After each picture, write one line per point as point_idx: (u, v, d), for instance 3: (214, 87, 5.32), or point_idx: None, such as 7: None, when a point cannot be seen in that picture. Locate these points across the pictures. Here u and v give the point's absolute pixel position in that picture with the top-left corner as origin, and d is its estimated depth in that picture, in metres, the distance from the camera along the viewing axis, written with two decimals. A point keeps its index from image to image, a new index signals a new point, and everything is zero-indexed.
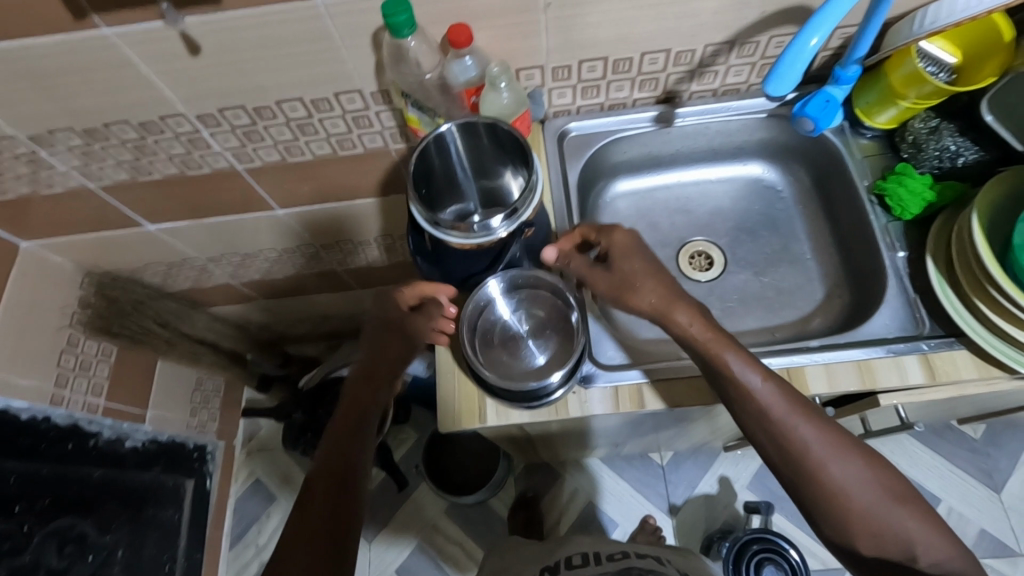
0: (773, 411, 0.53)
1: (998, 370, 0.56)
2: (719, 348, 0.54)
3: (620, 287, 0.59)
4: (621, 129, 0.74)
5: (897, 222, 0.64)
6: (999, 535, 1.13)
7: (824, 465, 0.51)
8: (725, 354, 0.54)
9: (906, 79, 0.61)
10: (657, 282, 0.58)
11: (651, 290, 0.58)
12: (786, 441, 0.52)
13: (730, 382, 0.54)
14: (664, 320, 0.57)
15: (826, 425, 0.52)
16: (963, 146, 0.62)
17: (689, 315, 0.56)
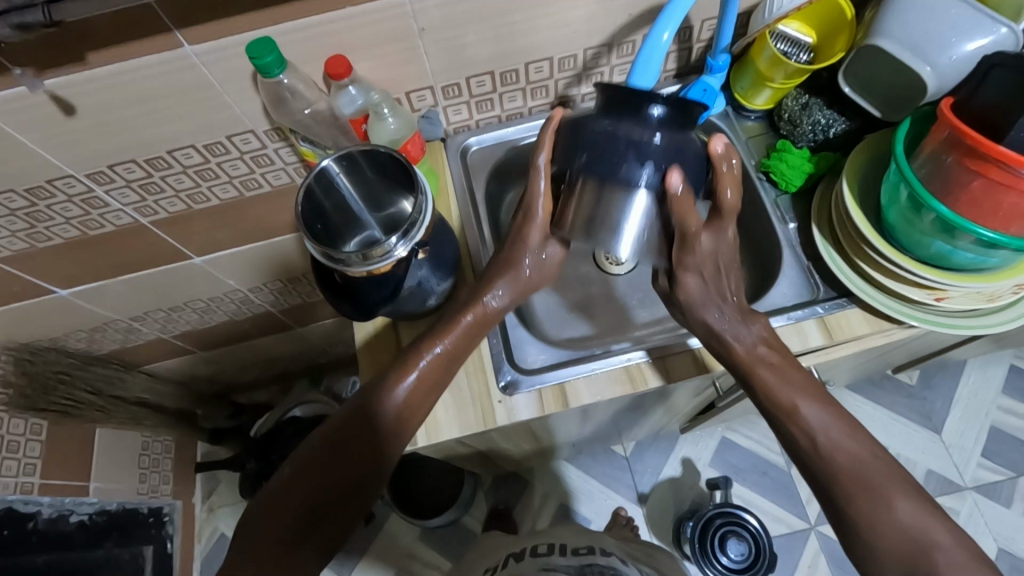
0: (827, 433, 0.53)
1: (888, 322, 0.60)
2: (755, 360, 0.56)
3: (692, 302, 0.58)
4: (521, 138, 0.75)
5: (785, 195, 0.68)
6: (945, 473, 1.19)
7: (883, 495, 0.50)
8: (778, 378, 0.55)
9: (770, 62, 0.64)
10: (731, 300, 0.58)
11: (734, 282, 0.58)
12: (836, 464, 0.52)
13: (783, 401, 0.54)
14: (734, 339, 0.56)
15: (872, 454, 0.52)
16: (834, 118, 0.65)
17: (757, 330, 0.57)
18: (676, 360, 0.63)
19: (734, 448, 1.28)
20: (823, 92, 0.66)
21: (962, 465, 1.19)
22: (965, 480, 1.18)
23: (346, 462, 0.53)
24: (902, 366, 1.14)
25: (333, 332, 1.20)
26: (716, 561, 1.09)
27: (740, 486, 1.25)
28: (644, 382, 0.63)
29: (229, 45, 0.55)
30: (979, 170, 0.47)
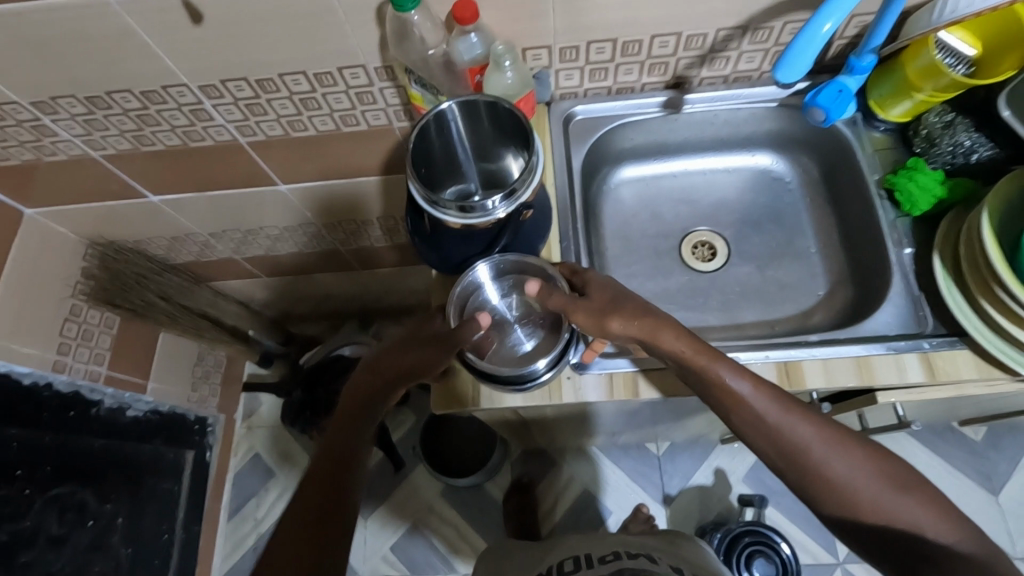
0: (768, 415, 0.53)
1: (1000, 371, 0.55)
2: (708, 363, 0.54)
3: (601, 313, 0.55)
4: (628, 114, 0.72)
5: (905, 218, 0.63)
6: (995, 537, 1.12)
7: (826, 460, 0.51)
8: (714, 366, 0.54)
9: (924, 70, 0.59)
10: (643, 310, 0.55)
11: (626, 322, 0.55)
12: (783, 441, 0.53)
13: (721, 392, 0.54)
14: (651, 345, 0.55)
15: (821, 425, 0.52)
16: (978, 143, 0.61)
17: (675, 336, 0.54)
18: None
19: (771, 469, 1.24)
20: (969, 113, 0.62)
21: (1016, 533, 1.12)
22: (1015, 549, 1.11)
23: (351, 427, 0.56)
24: (974, 420, 1.07)
25: (393, 280, 1.21)
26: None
27: (771, 508, 1.21)
28: None
29: None
30: None
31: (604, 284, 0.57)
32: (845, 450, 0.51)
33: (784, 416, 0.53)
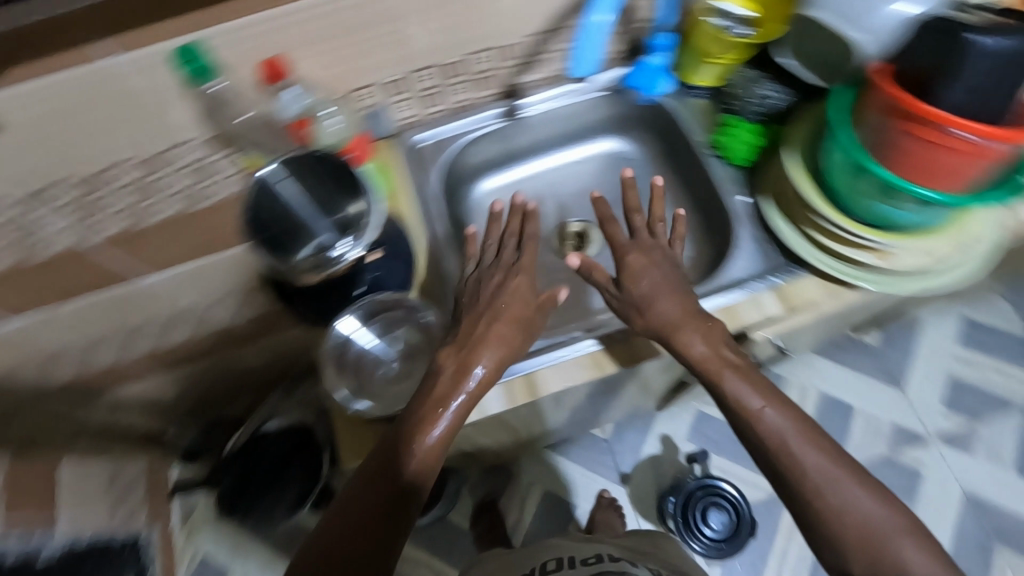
0: (782, 435, 0.54)
1: (841, 286, 0.62)
2: (722, 371, 0.57)
3: (643, 301, 0.61)
4: (471, 131, 0.75)
5: (735, 169, 0.69)
6: (909, 426, 1.24)
7: (836, 490, 0.51)
8: (724, 374, 0.56)
9: (709, 38, 0.66)
10: (679, 297, 0.60)
11: (671, 303, 0.59)
12: (792, 468, 0.53)
13: (735, 400, 0.56)
14: (671, 343, 0.58)
15: (834, 456, 0.53)
16: (777, 92, 0.67)
17: (699, 340, 0.57)
18: (641, 340, 0.64)
19: (710, 421, 1.30)
20: (766, 68, 0.69)
21: (925, 417, 1.24)
22: (927, 431, 1.23)
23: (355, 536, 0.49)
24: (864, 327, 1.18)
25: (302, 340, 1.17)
26: (704, 540, 1.16)
27: (718, 458, 1.27)
28: (611, 364, 0.63)
29: (155, 54, 0.53)
30: (911, 130, 0.48)
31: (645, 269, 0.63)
32: (854, 482, 0.51)
33: (796, 438, 0.54)
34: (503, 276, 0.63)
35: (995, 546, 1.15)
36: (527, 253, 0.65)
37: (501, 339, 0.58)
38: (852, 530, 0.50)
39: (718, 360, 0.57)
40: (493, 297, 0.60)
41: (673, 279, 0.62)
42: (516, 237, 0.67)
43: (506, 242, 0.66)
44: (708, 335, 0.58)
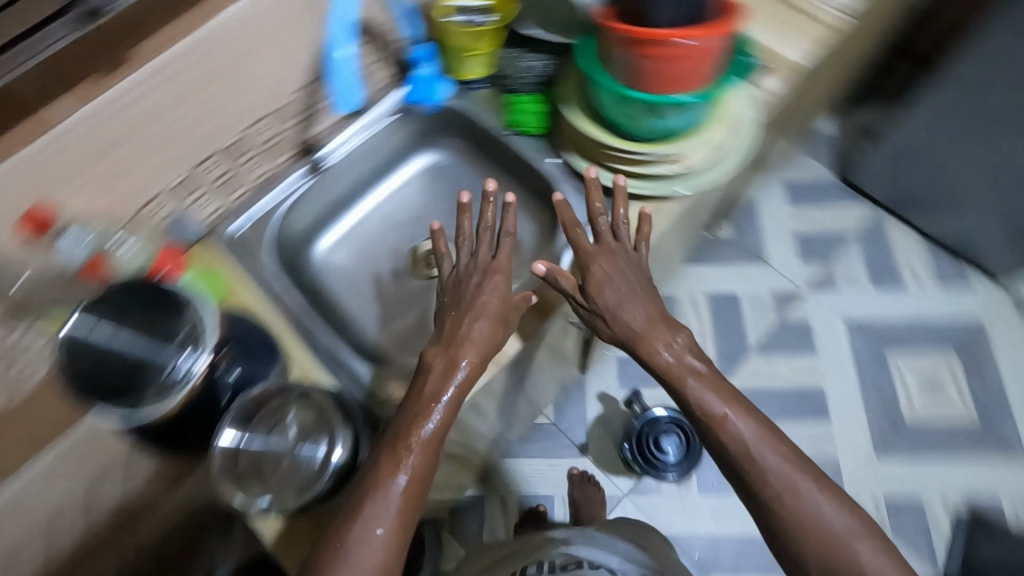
0: (746, 438, 0.57)
1: (658, 200, 0.68)
2: (685, 377, 0.60)
3: (614, 305, 0.62)
4: (283, 199, 0.72)
5: (536, 139, 0.74)
6: (783, 288, 1.39)
7: (798, 496, 0.54)
8: (688, 379, 0.60)
9: (459, 37, 0.72)
10: (646, 304, 0.63)
11: (637, 310, 0.63)
12: (753, 476, 0.56)
13: (699, 404, 0.59)
14: (637, 349, 0.62)
15: (796, 462, 0.56)
16: (540, 60, 0.74)
17: (666, 351, 0.61)
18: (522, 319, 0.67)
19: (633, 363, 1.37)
20: (521, 43, 0.75)
21: (791, 274, 1.40)
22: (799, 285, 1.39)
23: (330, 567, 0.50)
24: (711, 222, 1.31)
25: None
26: (673, 470, 1.25)
27: (652, 390, 1.35)
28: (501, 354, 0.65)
29: None
30: (646, 53, 0.55)
31: (613, 273, 0.63)
32: (815, 486, 0.55)
33: (758, 442, 0.56)
34: (484, 279, 0.64)
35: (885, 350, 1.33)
36: (502, 250, 0.66)
37: (485, 325, 0.61)
38: (808, 526, 0.53)
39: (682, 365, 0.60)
40: (481, 296, 0.62)
41: (637, 278, 0.64)
42: (491, 231, 0.67)
43: (482, 240, 0.67)
44: (673, 344, 0.62)
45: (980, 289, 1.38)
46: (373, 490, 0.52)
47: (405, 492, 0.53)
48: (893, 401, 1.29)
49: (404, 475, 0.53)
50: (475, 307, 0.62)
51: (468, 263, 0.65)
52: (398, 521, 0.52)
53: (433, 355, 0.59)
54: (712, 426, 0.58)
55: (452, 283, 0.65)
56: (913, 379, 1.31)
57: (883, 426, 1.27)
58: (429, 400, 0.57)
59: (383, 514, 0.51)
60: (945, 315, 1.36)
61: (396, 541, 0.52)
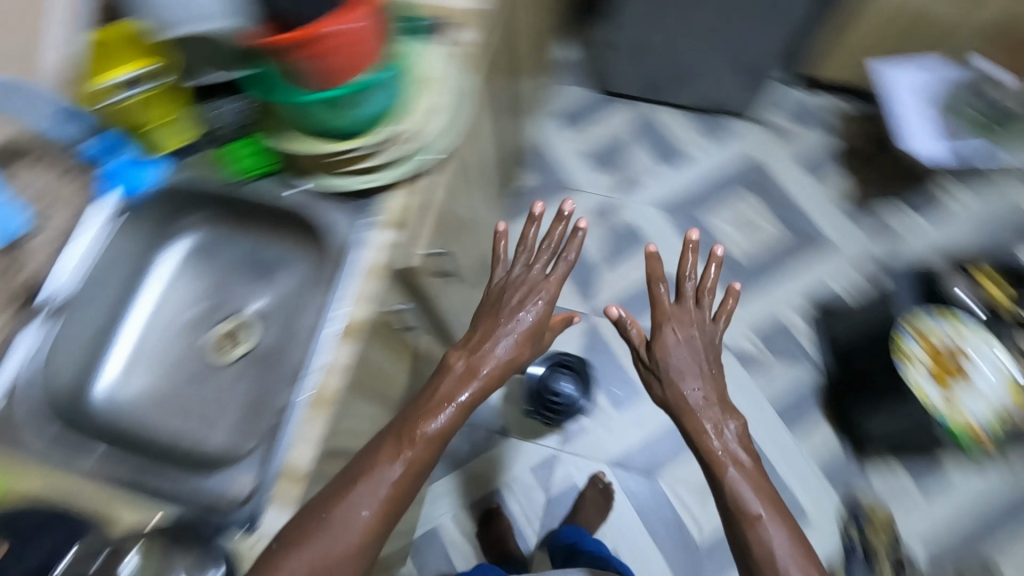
0: (775, 544, 0.71)
1: (411, 180, 0.69)
2: (721, 463, 0.77)
3: (669, 375, 0.84)
4: (26, 362, 0.64)
5: (271, 176, 0.71)
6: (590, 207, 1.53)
7: None
8: (726, 471, 0.77)
9: (126, 112, 0.67)
10: (709, 386, 0.83)
11: (690, 388, 0.83)
12: (755, 553, 0.71)
13: (738, 503, 0.74)
14: (683, 415, 0.82)
15: (798, 547, 0.71)
16: (235, 102, 0.71)
17: (716, 439, 0.79)
18: (339, 351, 0.63)
19: None
20: (212, 93, 0.72)
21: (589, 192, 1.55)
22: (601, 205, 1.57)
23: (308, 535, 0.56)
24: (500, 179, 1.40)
25: None
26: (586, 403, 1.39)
27: None
28: (332, 395, 0.61)
29: None
30: (308, 55, 0.56)
31: (679, 358, 0.85)
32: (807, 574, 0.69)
33: (783, 547, 0.71)
34: (529, 290, 0.76)
35: (699, 215, 1.59)
36: (556, 271, 0.77)
37: (507, 345, 0.73)
38: None
39: (748, 467, 0.78)
40: (518, 297, 0.76)
41: (699, 361, 0.85)
42: (552, 249, 0.78)
43: (541, 252, 0.79)
44: (718, 431, 0.80)
45: (739, 134, 1.67)
46: (369, 479, 0.60)
47: (397, 482, 0.61)
48: (723, 251, 1.54)
49: (399, 463, 0.62)
50: (501, 310, 0.75)
51: (519, 274, 0.77)
52: (387, 506, 0.60)
53: (458, 356, 0.72)
54: (749, 524, 0.73)
55: (502, 287, 0.77)
56: (728, 226, 1.57)
57: (724, 272, 1.52)
58: (448, 394, 0.68)
59: (376, 495, 0.60)
60: (725, 167, 1.63)
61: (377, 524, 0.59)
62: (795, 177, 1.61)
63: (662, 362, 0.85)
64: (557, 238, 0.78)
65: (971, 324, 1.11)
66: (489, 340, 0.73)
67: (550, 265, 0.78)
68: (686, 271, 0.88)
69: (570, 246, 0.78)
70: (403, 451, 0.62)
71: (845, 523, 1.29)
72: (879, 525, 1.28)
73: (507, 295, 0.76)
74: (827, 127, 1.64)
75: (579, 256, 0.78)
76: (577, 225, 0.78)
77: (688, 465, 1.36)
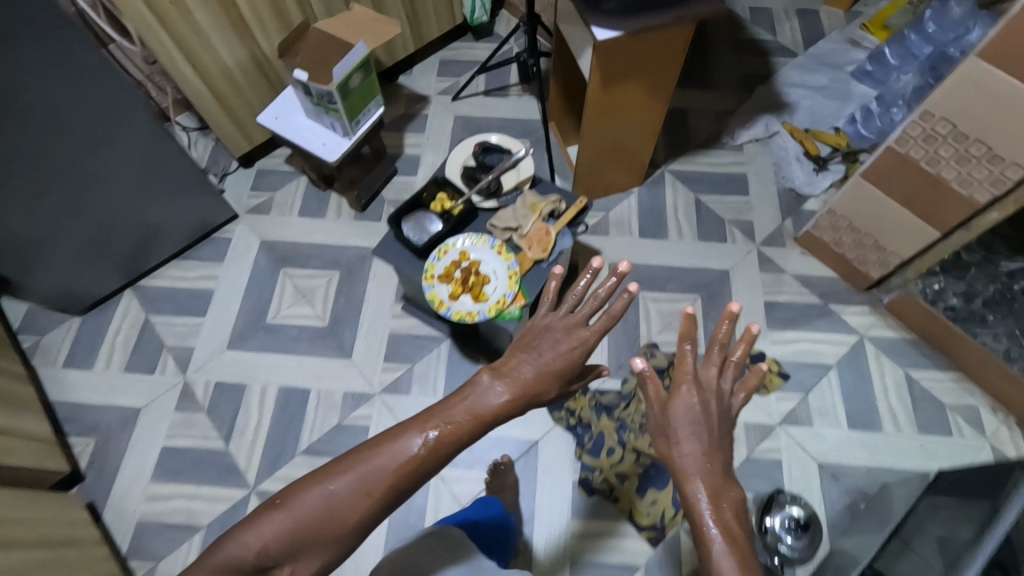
0: None
1: None
2: (710, 544, 0.67)
3: (666, 428, 0.76)
4: None
5: None
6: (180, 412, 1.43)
7: None
8: (714, 557, 0.67)
9: None
10: (716, 455, 0.74)
11: (692, 456, 0.73)
12: None
13: None
14: (687, 483, 0.72)
15: None
16: None
17: (724, 515, 0.69)
18: None
19: None
20: None
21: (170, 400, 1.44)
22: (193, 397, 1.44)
23: (316, 519, 0.68)
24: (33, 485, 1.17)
25: None
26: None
27: None
28: None
29: None
30: None
31: (685, 410, 0.76)
32: None
33: None
34: (564, 335, 0.84)
35: (263, 322, 1.53)
36: (599, 321, 0.84)
37: (530, 371, 0.81)
38: None
39: (739, 543, 0.68)
40: (550, 335, 0.84)
41: (707, 425, 0.75)
42: (590, 298, 0.86)
43: (573, 300, 0.87)
44: (722, 512, 0.70)
45: (236, 236, 1.66)
46: (391, 459, 0.71)
47: (408, 459, 0.71)
48: (307, 329, 1.52)
49: (415, 444, 0.72)
50: (541, 350, 0.83)
51: (565, 319, 0.85)
52: (384, 494, 0.70)
53: (489, 374, 0.80)
54: None
55: (539, 328, 0.86)
56: (293, 308, 1.55)
57: (323, 342, 1.51)
58: (473, 405, 0.77)
59: (385, 468, 0.71)
60: (248, 267, 1.61)
61: (369, 510, 0.69)
62: (305, 227, 1.66)
63: (666, 412, 0.76)
64: (604, 293, 0.87)
65: (460, 240, 1.21)
66: (561, 363, 0.82)
67: (588, 313, 0.85)
68: (719, 338, 0.82)
69: (617, 305, 0.85)
70: (425, 433, 0.73)
71: (557, 416, 1.41)
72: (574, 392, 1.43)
73: (542, 333, 0.85)
74: (292, 176, 1.73)
75: (621, 308, 0.84)
76: (626, 291, 0.85)
77: (439, 506, 1.33)
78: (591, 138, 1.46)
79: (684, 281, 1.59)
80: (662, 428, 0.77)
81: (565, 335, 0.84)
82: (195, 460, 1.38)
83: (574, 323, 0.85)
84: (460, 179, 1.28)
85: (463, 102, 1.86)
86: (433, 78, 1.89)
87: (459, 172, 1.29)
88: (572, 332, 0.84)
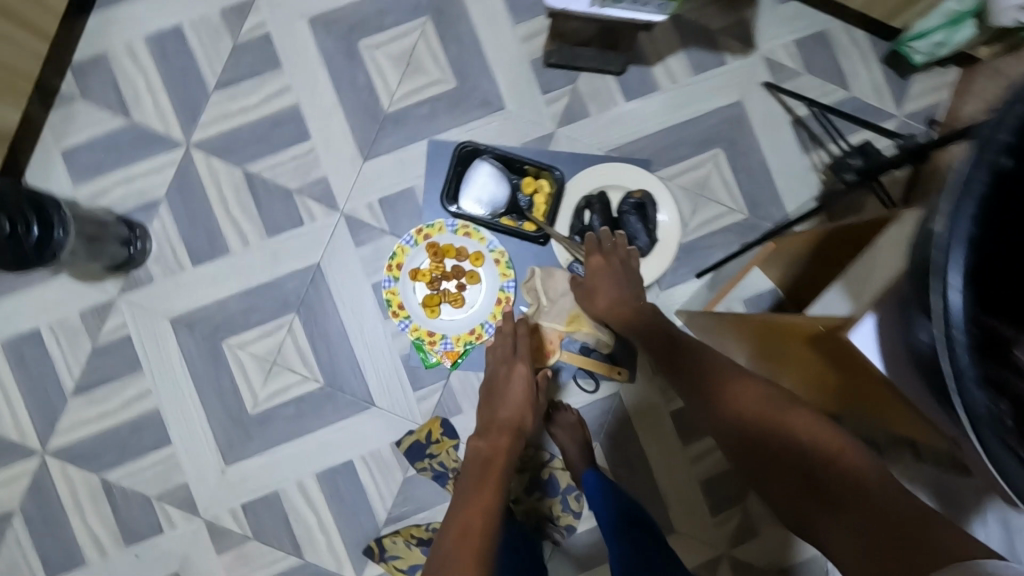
0: (731, 374, 0.87)
1: None
2: (646, 326, 1.03)
3: (590, 291, 1.11)
4: None
5: None
6: (221, 19, 1.23)
7: (793, 429, 0.76)
8: (649, 327, 1.02)
9: None
10: (630, 289, 1.09)
11: (608, 292, 1.09)
12: (712, 388, 0.87)
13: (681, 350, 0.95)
14: (614, 311, 1.07)
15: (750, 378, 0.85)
16: None
17: (644, 310, 1.05)
18: None
19: (79, 151, 1.21)
20: None
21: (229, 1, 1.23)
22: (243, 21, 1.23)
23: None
24: None
25: None
26: (134, 246, 1.19)
27: (97, 176, 1.21)
28: None
29: None
30: None
31: (598, 271, 1.10)
32: (783, 402, 0.79)
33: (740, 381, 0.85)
34: (507, 366, 1.07)
35: (355, 40, 1.24)
36: (522, 343, 1.10)
37: (511, 410, 1.01)
38: (792, 429, 0.76)
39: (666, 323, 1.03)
40: (504, 383, 1.05)
41: (620, 273, 1.10)
42: (511, 323, 1.12)
43: (497, 345, 1.11)
44: (639, 310, 1.06)
45: None
46: (468, 529, 0.75)
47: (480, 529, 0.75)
48: (370, 94, 1.23)
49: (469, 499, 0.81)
50: (505, 396, 1.03)
51: (495, 355, 1.10)
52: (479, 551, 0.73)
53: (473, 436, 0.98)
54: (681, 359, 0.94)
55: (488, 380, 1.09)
56: (386, 62, 1.24)
57: (369, 121, 1.23)
58: (488, 458, 0.91)
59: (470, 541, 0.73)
60: None
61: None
62: (488, 9, 1.24)
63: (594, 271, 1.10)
64: (511, 329, 1.11)
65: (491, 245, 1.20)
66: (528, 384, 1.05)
67: (514, 346, 1.10)
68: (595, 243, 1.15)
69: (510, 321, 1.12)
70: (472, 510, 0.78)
71: (417, 466, 1.19)
72: (431, 433, 1.19)
73: (508, 379, 1.06)
74: None
75: (519, 326, 1.12)
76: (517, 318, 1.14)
77: (264, 337, 1.21)
78: (732, 325, 1.00)
79: (637, 487, 1.24)
80: (586, 289, 1.12)
81: (512, 373, 1.06)
82: (183, 71, 1.22)
83: (502, 349, 1.10)
84: (575, 205, 1.20)
85: (765, 98, 1.27)
86: (785, 38, 1.27)
87: (599, 184, 1.21)
88: (501, 361, 1.09)
